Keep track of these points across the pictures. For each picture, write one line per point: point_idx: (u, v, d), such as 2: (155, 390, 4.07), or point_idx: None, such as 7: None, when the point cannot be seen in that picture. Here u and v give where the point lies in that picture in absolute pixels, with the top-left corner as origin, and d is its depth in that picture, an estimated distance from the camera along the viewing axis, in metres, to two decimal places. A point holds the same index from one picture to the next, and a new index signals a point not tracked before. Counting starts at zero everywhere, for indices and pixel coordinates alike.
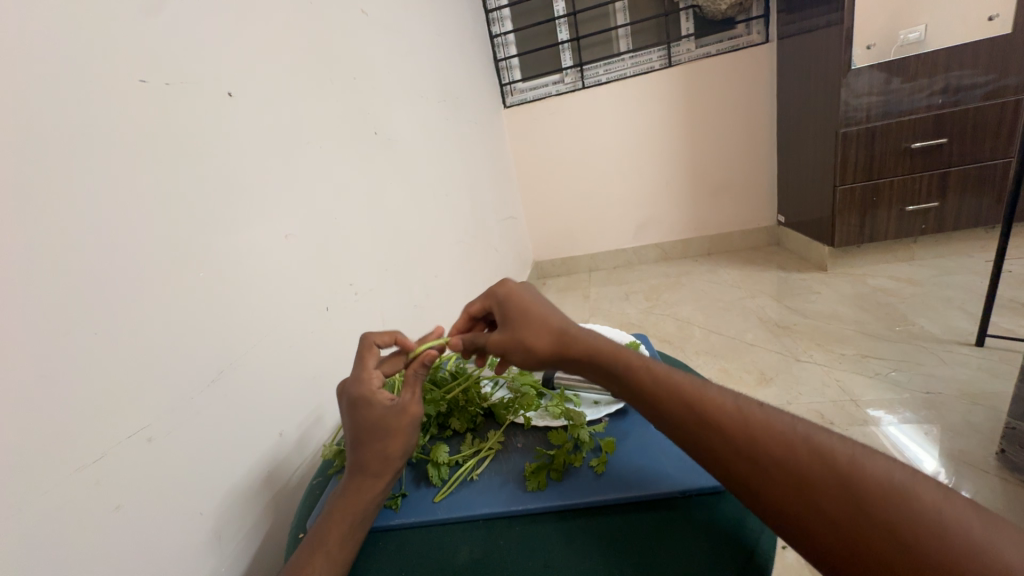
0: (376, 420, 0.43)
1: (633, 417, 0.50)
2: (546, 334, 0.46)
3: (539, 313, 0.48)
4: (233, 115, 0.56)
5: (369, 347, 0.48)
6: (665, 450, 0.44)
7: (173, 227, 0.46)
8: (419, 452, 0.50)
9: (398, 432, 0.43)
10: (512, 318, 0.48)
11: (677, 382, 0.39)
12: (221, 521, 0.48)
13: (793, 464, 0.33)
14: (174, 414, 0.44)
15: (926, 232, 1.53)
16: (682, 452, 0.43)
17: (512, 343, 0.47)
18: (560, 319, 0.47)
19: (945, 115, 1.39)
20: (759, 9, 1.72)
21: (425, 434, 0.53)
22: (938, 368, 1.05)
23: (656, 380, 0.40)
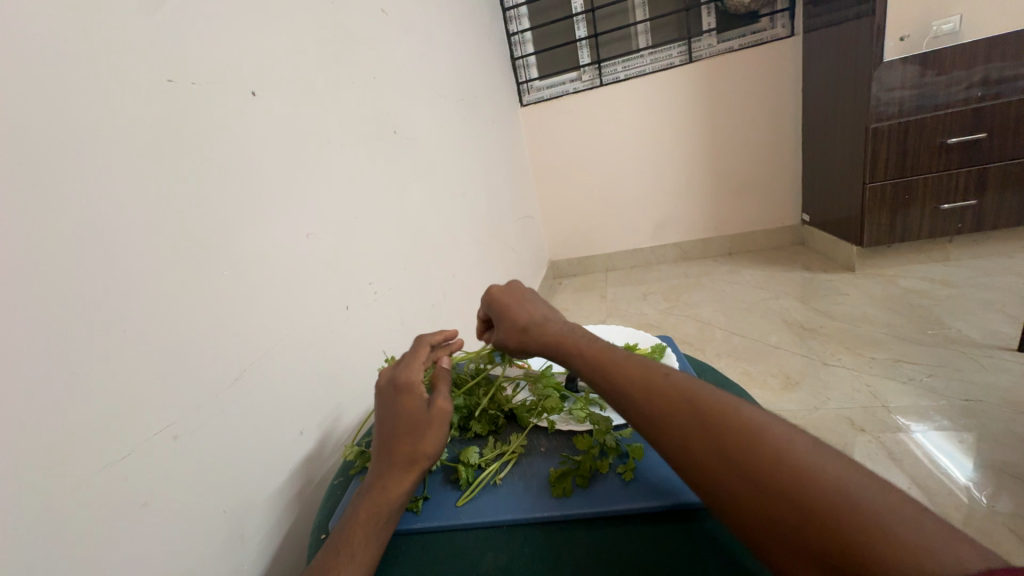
0: (412, 413, 0.44)
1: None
2: (510, 333, 0.52)
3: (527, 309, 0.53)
4: (255, 114, 0.56)
5: (423, 345, 0.52)
6: None
7: (198, 227, 0.47)
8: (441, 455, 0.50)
9: (431, 426, 0.44)
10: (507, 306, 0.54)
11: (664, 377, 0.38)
12: (244, 520, 0.48)
13: (787, 483, 0.30)
14: (198, 413, 0.44)
15: (963, 232, 1.46)
16: None
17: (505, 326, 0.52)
18: (527, 317, 0.52)
19: (983, 109, 1.33)
20: (784, 1, 1.67)
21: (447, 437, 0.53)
22: (977, 374, 1.00)
23: (591, 362, 0.43)
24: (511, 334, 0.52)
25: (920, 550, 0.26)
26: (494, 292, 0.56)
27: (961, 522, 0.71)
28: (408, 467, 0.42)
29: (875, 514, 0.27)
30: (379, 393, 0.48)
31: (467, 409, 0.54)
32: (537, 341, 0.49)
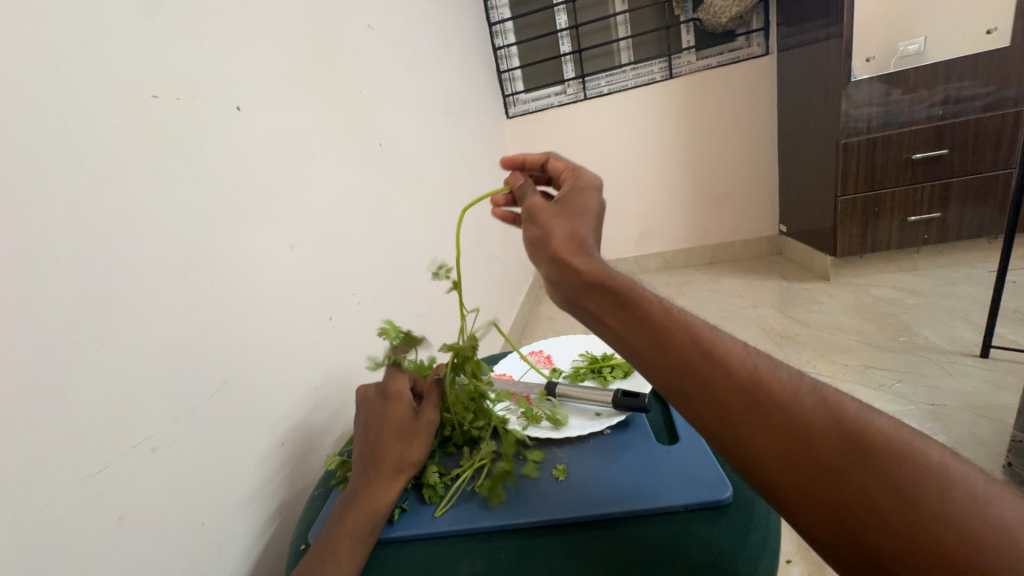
0: (400, 425, 0.46)
1: (636, 429, 0.50)
2: (569, 241, 0.43)
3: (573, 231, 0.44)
4: (240, 128, 0.57)
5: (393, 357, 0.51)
6: (665, 463, 0.44)
7: (181, 239, 0.47)
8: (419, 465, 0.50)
9: (419, 436, 0.46)
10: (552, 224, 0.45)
11: (727, 345, 0.35)
12: (223, 533, 0.48)
13: (854, 456, 0.28)
14: (178, 425, 0.44)
15: (929, 243, 1.53)
16: (681, 466, 0.43)
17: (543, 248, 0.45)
18: (581, 239, 0.44)
19: (945, 126, 1.40)
20: (759, 22, 1.75)
21: None
22: (943, 379, 1.05)
23: (645, 317, 0.37)
24: (569, 239, 0.43)
25: (990, 529, 0.26)
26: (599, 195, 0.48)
27: None
28: (396, 475, 0.44)
29: (944, 495, 0.27)
30: (367, 405, 0.48)
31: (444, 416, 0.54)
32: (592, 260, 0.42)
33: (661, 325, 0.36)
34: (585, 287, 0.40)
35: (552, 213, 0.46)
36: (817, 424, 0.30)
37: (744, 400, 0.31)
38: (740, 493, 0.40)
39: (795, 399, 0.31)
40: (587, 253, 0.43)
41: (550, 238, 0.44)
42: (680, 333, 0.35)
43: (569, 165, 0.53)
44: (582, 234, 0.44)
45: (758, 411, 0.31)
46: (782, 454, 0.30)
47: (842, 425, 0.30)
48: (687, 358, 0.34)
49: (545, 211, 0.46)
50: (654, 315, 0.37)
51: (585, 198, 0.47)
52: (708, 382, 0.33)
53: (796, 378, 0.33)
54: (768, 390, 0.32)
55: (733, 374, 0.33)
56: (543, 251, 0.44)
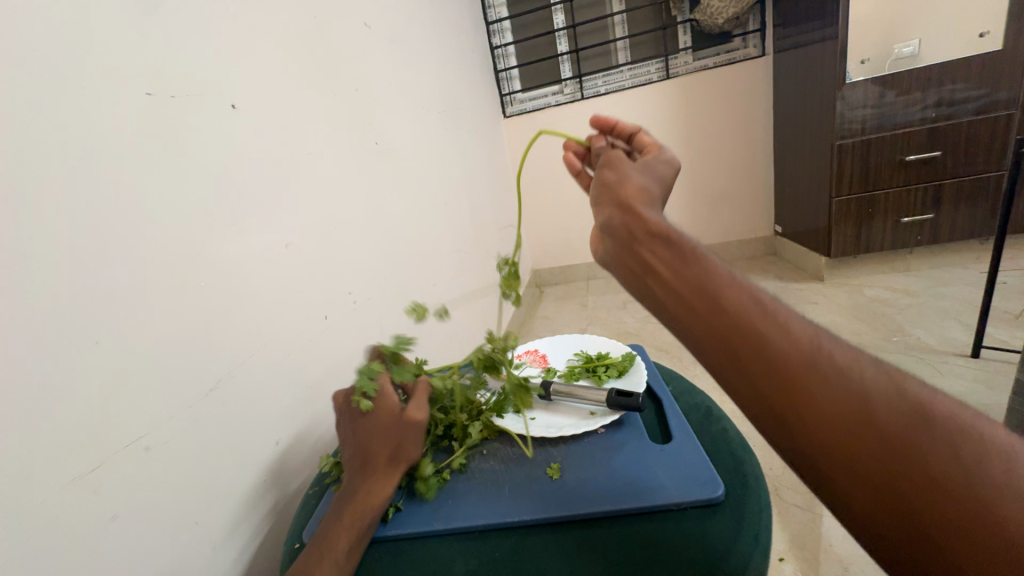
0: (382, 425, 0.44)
1: (629, 428, 0.50)
2: (640, 201, 0.44)
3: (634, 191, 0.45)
4: (236, 126, 0.57)
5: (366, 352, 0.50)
6: (659, 461, 0.45)
7: (177, 239, 0.47)
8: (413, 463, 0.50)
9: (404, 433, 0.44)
10: (612, 185, 0.47)
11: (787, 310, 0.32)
12: (217, 532, 0.48)
13: (913, 438, 0.26)
14: (171, 425, 0.44)
15: (922, 243, 1.55)
16: (675, 464, 0.44)
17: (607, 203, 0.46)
18: (642, 199, 0.44)
19: (938, 128, 1.41)
20: (755, 23, 1.75)
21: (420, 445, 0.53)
22: (934, 379, 1.06)
23: (702, 273, 0.35)
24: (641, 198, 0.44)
25: None
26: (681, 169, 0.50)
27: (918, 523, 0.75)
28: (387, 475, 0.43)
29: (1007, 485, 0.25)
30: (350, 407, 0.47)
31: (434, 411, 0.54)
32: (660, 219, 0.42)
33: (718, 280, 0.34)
34: (649, 237, 0.40)
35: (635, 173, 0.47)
36: (879, 401, 0.27)
37: (807, 372, 0.29)
38: (732, 491, 0.41)
39: (854, 373, 0.29)
40: (655, 212, 0.43)
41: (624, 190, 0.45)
42: (737, 290, 0.33)
43: (657, 142, 0.51)
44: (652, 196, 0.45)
45: (830, 389, 0.28)
46: (840, 427, 0.27)
47: (902, 404, 0.27)
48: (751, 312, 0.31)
49: (624, 163, 0.48)
50: (711, 272, 0.35)
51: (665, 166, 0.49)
52: (771, 339, 0.30)
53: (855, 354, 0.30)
54: (831, 363, 0.29)
55: (788, 346, 0.30)
56: (610, 197, 0.46)
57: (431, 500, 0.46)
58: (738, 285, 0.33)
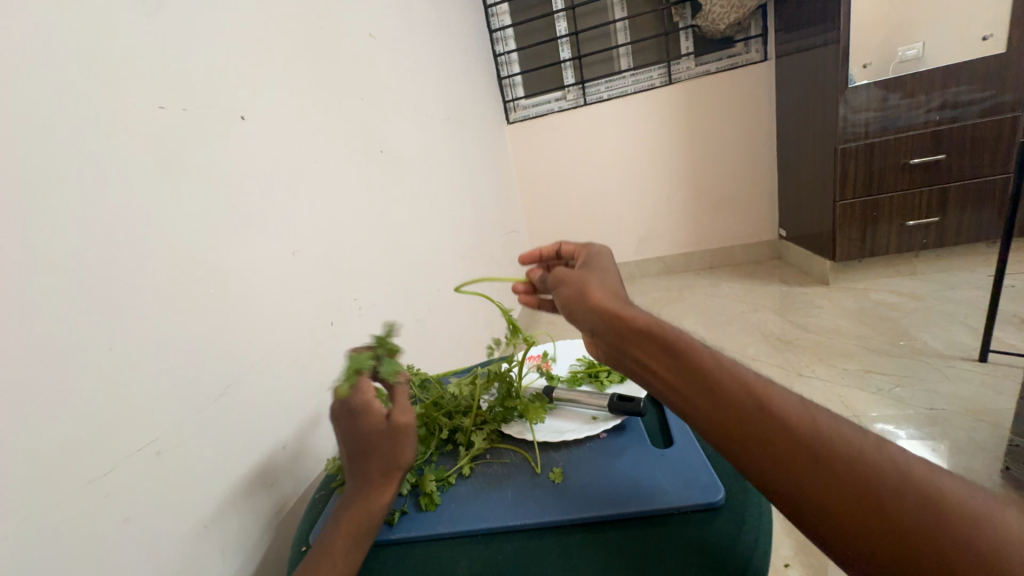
0: (371, 436, 0.42)
1: (631, 432, 0.51)
2: (616, 295, 0.43)
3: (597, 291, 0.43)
4: (245, 137, 0.58)
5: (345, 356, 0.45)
6: (660, 466, 0.45)
7: (186, 247, 0.48)
8: (417, 467, 0.51)
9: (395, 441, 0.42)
10: (577, 286, 0.45)
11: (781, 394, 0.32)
12: (226, 536, 0.48)
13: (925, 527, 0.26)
14: (181, 429, 0.45)
15: (928, 247, 1.54)
16: (676, 469, 0.44)
17: (580, 305, 0.44)
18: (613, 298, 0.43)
19: (941, 132, 1.41)
20: (757, 28, 1.76)
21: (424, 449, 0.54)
22: (941, 384, 1.05)
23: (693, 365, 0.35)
24: (615, 293, 0.43)
25: None
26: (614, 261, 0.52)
27: None
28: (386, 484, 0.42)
29: None
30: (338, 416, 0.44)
31: (437, 419, 0.55)
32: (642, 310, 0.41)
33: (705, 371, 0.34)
34: (636, 335, 0.38)
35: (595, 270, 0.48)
36: (885, 485, 0.27)
37: (799, 428, 0.30)
38: (733, 495, 0.41)
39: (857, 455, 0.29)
40: (628, 303, 0.43)
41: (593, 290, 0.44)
42: (728, 378, 0.33)
43: (580, 245, 0.55)
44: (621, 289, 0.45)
45: (831, 477, 0.28)
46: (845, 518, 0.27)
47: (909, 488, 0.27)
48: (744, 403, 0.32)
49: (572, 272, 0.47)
50: (704, 363, 0.34)
51: (602, 256, 0.51)
52: (765, 429, 0.31)
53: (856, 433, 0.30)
54: (830, 447, 0.29)
55: (781, 406, 0.31)
56: (583, 304, 0.44)
57: (435, 506, 0.46)
58: (728, 373, 0.34)
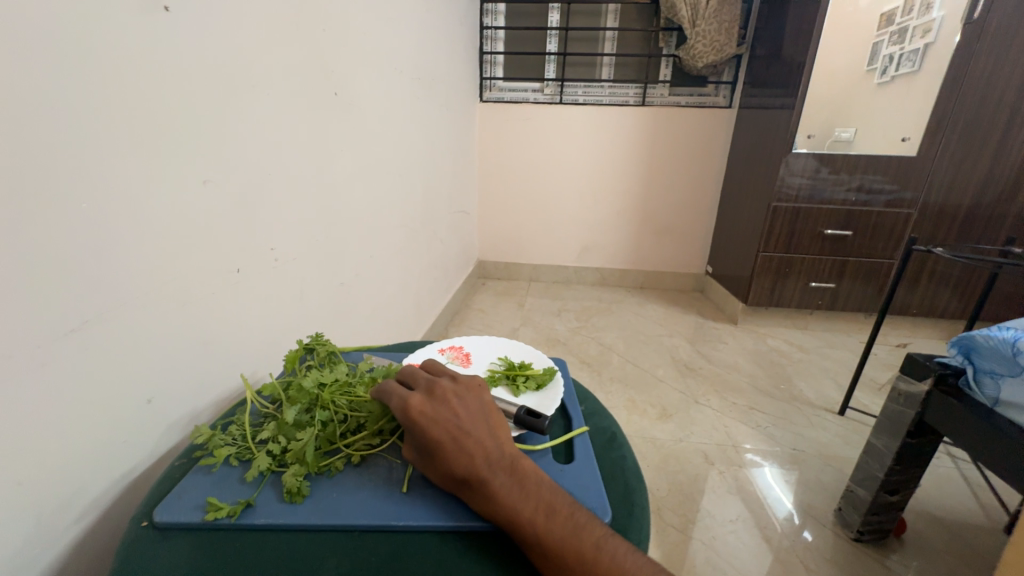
0: None
1: (530, 452, 0.43)
2: (448, 428, 0.38)
3: (431, 442, 0.37)
4: (168, 33, 0.49)
5: None
6: (570, 477, 0.40)
7: (62, 146, 0.39)
8: (283, 455, 0.40)
9: None
10: (414, 429, 0.38)
11: (530, 499, 0.34)
12: (53, 498, 0.40)
13: None
14: (9, 364, 0.36)
15: (821, 308, 1.74)
16: (589, 484, 0.39)
17: (416, 449, 0.38)
18: (444, 448, 0.37)
19: (854, 211, 1.60)
20: (729, 75, 1.85)
21: (280, 441, 0.40)
22: (807, 429, 1.20)
23: (486, 505, 0.34)
24: (437, 455, 0.37)
25: None
26: (481, 386, 0.42)
27: (768, 553, 0.85)
28: None
29: None
30: None
31: (315, 399, 0.42)
32: (463, 454, 0.36)
33: (481, 503, 0.34)
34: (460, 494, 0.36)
35: (449, 387, 0.41)
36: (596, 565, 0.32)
37: (533, 524, 0.33)
38: (629, 514, 0.38)
39: (580, 546, 0.32)
40: (457, 453, 0.36)
41: (427, 441, 0.37)
42: (498, 496, 0.34)
43: None
44: (460, 420, 0.38)
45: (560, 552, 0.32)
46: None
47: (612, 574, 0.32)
48: (504, 514, 0.34)
49: (414, 419, 0.38)
50: (488, 499, 0.34)
51: (456, 393, 0.40)
52: (519, 524, 0.33)
53: (586, 527, 0.34)
54: (556, 533, 0.33)
55: (533, 526, 0.33)
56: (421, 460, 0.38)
57: (299, 500, 0.36)
58: (510, 491, 0.35)
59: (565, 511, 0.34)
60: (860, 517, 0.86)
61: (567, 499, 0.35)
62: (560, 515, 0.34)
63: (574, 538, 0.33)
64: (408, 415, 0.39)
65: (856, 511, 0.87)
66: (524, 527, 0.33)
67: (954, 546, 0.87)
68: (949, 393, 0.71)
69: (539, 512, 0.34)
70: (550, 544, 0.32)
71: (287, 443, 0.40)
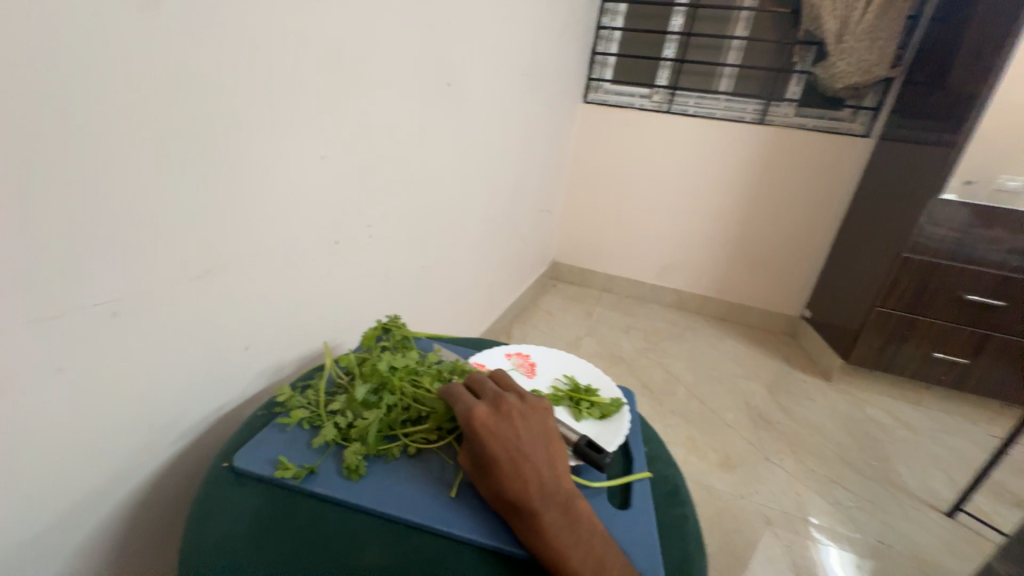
0: None
1: (583, 488, 0.40)
2: (509, 451, 0.36)
3: (489, 458, 0.36)
4: (310, 18, 0.53)
5: None
6: (624, 527, 0.37)
7: (209, 114, 0.44)
8: (348, 430, 0.41)
9: None
10: (473, 440, 0.37)
11: (580, 548, 0.33)
12: (158, 418, 0.46)
13: None
14: (143, 299, 0.42)
15: (944, 384, 1.48)
16: (644, 541, 0.36)
17: (471, 460, 0.37)
18: (501, 469, 0.35)
19: (1013, 279, 1.32)
20: (872, 100, 1.62)
21: (347, 415, 0.42)
22: (901, 523, 1.02)
23: (533, 540, 0.33)
24: (492, 474, 0.36)
25: None
26: (546, 410, 0.41)
27: None
28: None
29: None
30: None
31: (385, 383, 0.44)
32: (520, 482, 0.35)
33: (528, 536, 0.33)
34: (506, 519, 0.35)
35: (514, 404, 0.40)
36: None
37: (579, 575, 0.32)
38: None
39: None
40: (513, 476, 0.35)
41: (485, 457, 0.36)
42: (547, 534, 0.33)
43: None
44: (521, 442, 0.37)
45: None
46: None
47: None
48: (551, 555, 0.32)
49: (476, 429, 0.37)
50: (536, 535, 0.33)
51: (521, 413, 0.39)
52: (565, 571, 0.32)
53: None
54: None
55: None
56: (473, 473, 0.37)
57: (356, 479, 0.38)
58: (560, 533, 0.33)
59: (611, 569, 0.33)
60: None
61: (614, 557, 0.34)
62: (607, 573, 0.32)
63: None
64: (470, 425, 0.38)
65: None
66: (570, 575, 0.32)
67: None
68: None
69: (586, 564, 0.32)
70: None
71: (353, 419, 0.42)
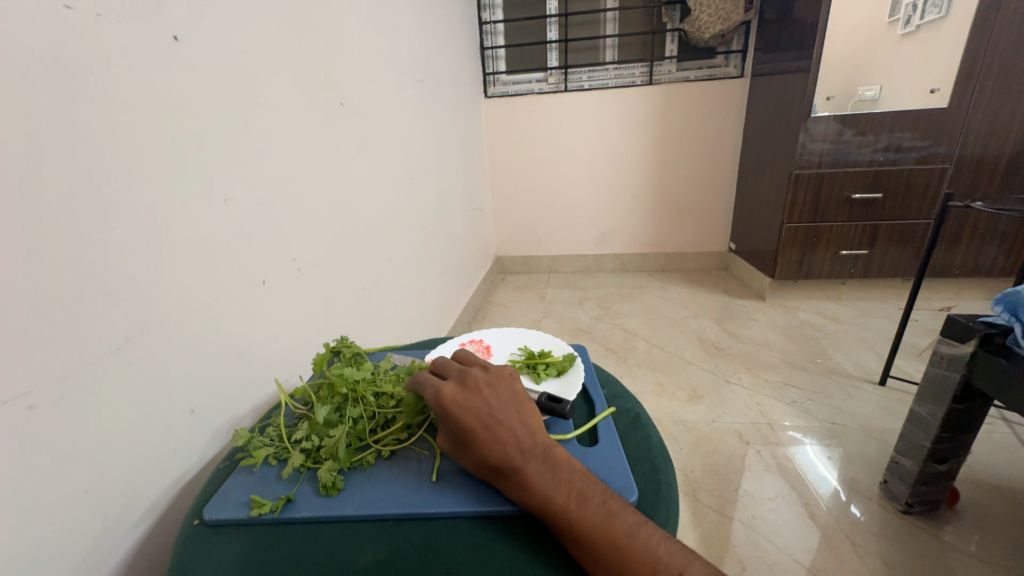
0: None
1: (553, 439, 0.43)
2: (480, 417, 0.39)
3: (464, 428, 0.38)
4: (176, 62, 0.51)
5: None
6: (594, 461, 0.41)
7: (89, 180, 0.41)
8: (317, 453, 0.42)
9: None
10: (446, 416, 0.39)
11: (562, 487, 0.35)
12: (112, 503, 0.43)
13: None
14: (64, 384, 0.39)
15: (855, 276, 1.67)
16: (614, 467, 0.40)
17: (449, 436, 0.40)
18: (477, 434, 0.38)
19: (882, 171, 1.52)
20: (738, 43, 1.78)
21: (313, 438, 0.42)
22: (845, 402, 1.16)
23: (518, 489, 0.35)
24: (470, 441, 0.38)
25: None
26: (511, 376, 0.44)
27: (812, 531, 0.82)
28: None
29: None
30: None
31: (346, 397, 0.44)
32: (495, 442, 0.37)
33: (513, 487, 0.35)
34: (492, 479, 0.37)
35: (480, 376, 0.42)
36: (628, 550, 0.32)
37: (563, 509, 0.34)
38: (655, 494, 0.38)
39: (611, 531, 0.33)
40: (488, 438, 0.37)
41: (459, 428, 0.38)
42: (530, 481, 0.35)
43: None
44: (492, 408, 0.40)
45: (590, 537, 0.32)
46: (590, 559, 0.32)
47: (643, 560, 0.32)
48: (536, 498, 0.35)
49: (447, 405, 0.40)
50: (521, 484, 0.35)
51: (489, 383, 0.42)
52: (552, 509, 0.34)
53: (618, 512, 0.34)
54: (586, 518, 0.33)
55: (563, 512, 0.34)
56: (454, 446, 0.39)
57: (335, 493, 0.38)
58: (541, 477, 0.35)
59: (595, 497, 0.35)
60: (907, 488, 0.83)
61: (597, 486, 0.36)
62: (591, 502, 0.34)
63: (604, 524, 0.33)
64: (441, 403, 0.40)
65: (902, 482, 0.84)
66: (555, 511, 0.34)
67: (1016, 515, 0.82)
68: (997, 352, 0.67)
69: (569, 499, 0.34)
70: (581, 529, 0.33)
71: (320, 440, 0.42)
